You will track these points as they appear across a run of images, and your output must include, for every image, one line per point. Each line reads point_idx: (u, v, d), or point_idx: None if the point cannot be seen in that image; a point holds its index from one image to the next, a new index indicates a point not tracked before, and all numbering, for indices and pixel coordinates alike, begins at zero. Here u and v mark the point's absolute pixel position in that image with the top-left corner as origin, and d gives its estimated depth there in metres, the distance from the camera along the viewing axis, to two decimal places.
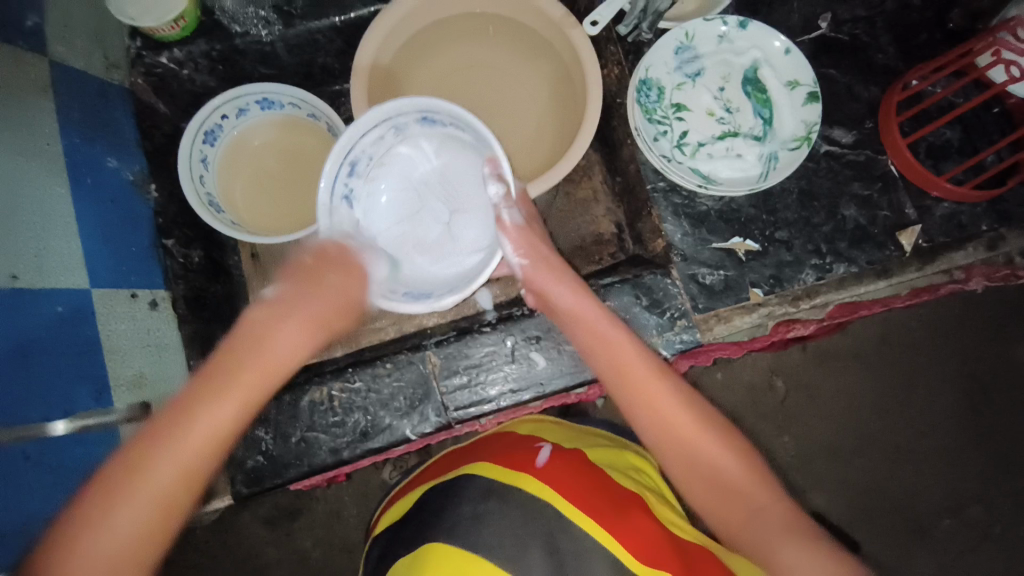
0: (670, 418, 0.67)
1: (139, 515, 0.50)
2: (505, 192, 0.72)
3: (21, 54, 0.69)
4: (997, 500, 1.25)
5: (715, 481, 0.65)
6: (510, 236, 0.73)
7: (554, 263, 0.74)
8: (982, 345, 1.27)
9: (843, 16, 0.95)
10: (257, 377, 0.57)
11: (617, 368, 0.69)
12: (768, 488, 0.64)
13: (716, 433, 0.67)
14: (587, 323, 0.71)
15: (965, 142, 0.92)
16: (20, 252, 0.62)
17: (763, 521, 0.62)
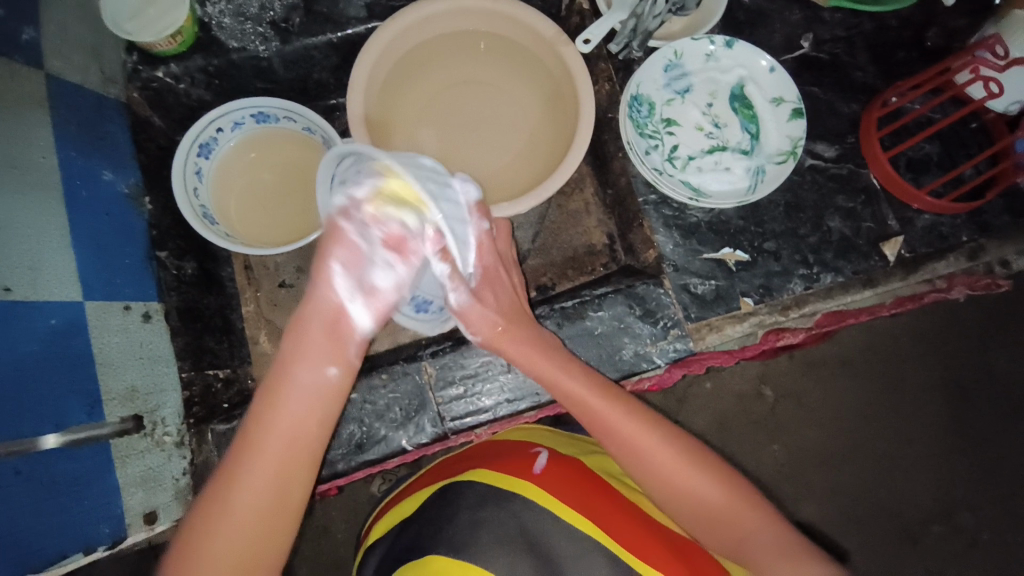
0: (650, 458, 0.68)
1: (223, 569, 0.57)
2: (450, 271, 0.68)
3: (18, 67, 0.70)
4: (983, 506, 1.26)
5: (700, 512, 0.66)
6: (463, 317, 0.72)
7: (513, 321, 0.74)
8: (964, 353, 1.30)
9: (822, 36, 0.99)
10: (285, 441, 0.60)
11: (590, 417, 0.70)
12: (756, 513, 0.66)
13: (699, 465, 0.68)
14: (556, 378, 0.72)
15: (944, 156, 0.95)
16: (14, 264, 0.62)
17: (756, 547, 0.63)
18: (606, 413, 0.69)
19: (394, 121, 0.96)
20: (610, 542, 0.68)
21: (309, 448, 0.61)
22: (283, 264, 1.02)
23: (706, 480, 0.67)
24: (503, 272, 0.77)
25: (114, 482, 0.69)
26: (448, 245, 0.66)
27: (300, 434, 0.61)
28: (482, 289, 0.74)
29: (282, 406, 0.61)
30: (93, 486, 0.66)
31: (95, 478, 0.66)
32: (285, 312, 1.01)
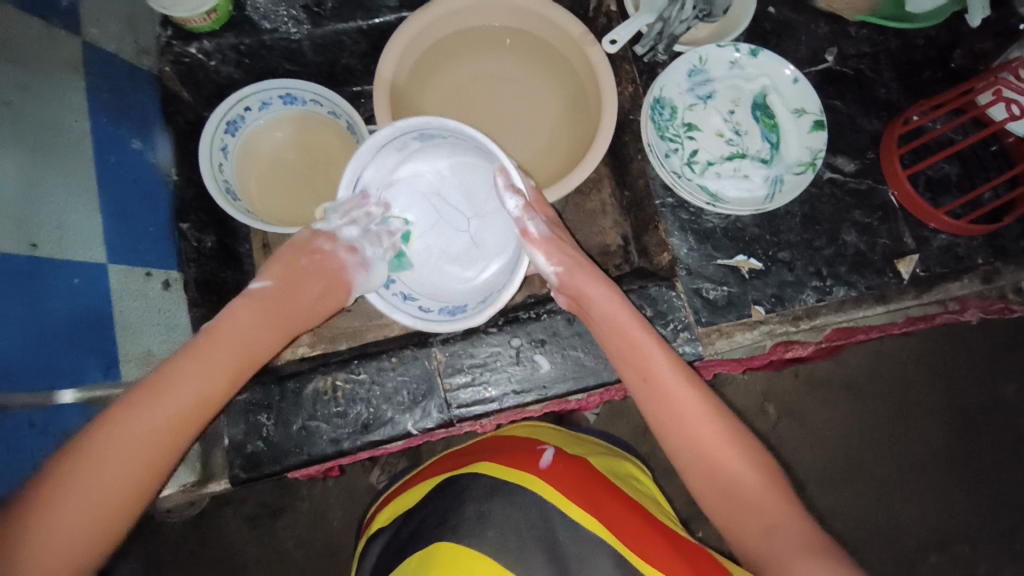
0: (694, 423, 0.67)
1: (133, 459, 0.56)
2: (523, 203, 0.74)
3: (56, 32, 0.72)
4: (981, 536, 1.25)
5: (731, 493, 0.64)
6: (538, 247, 0.74)
7: (586, 265, 0.75)
8: (971, 381, 1.29)
9: (848, 51, 0.99)
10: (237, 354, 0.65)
11: (644, 371, 0.70)
12: (787, 506, 0.62)
13: (741, 445, 0.66)
14: (617, 328, 0.73)
15: (963, 177, 0.95)
16: (41, 222, 0.63)
17: (778, 539, 0.60)
18: (663, 370, 0.70)
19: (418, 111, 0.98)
20: (609, 537, 0.68)
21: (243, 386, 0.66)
22: None
23: (744, 462, 0.65)
24: (560, 226, 0.80)
25: None
26: (512, 180, 0.74)
27: (245, 357, 0.66)
28: (555, 228, 0.77)
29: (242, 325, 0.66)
30: None
31: None
32: None
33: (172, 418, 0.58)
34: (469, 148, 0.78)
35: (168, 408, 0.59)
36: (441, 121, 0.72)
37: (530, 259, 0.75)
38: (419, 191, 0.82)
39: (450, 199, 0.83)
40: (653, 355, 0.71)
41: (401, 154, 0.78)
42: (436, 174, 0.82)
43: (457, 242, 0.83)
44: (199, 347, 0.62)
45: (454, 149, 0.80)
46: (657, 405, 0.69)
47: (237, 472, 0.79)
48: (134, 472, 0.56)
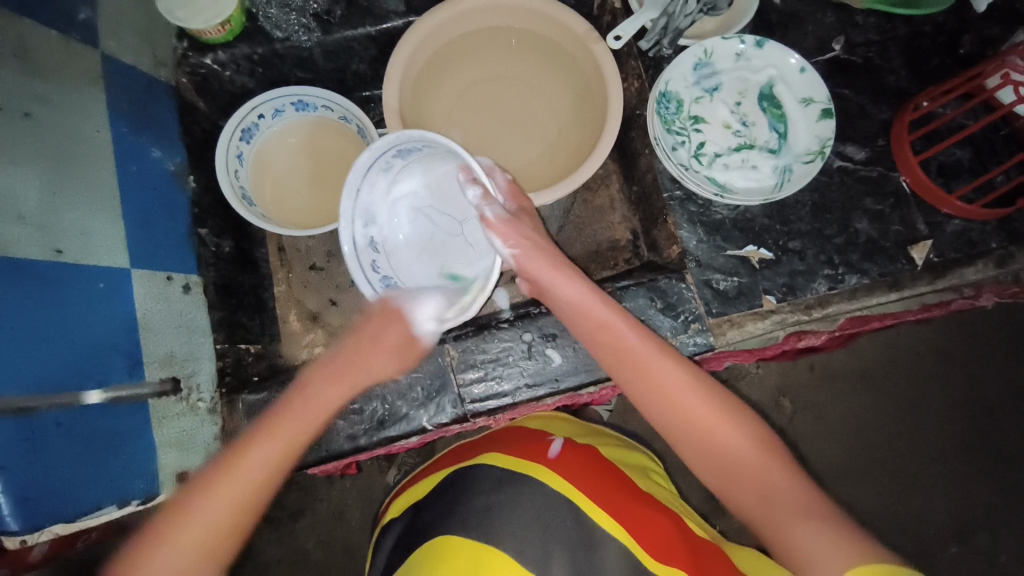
0: (679, 402, 0.67)
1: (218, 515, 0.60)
2: (482, 192, 0.74)
3: (74, 45, 0.74)
4: (1005, 529, 1.23)
5: (722, 461, 0.64)
6: (498, 231, 0.74)
7: (545, 248, 0.75)
8: (990, 371, 1.27)
9: (855, 39, 0.99)
10: (312, 413, 0.68)
11: (619, 354, 0.70)
12: (785, 473, 0.63)
13: (728, 415, 0.67)
14: (591, 315, 0.72)
15: (975, 162, 0.94)
16: (66, 228, 0.66)
17: (779, 508, 0.60)
18: (639, 353, 0.70)
19: (425, 113, 0.99)
20: (618, 530, 0.69)
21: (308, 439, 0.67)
22: (314, 248, 1.05)
23: (735, 433, 0.65)
24: (533, 216, 0.81)
25: (150, 441, 0.72)
26: (471, 173, 0.75)
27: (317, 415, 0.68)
28: (518, 214, 0.78)
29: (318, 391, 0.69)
30: (131, 442, 0.69)
31: (134, 435, 0.70)
32: (314, 293, 1.04)
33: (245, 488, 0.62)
34: (443, 155, 0.81)
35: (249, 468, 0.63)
36: (412, 134, 0.75)
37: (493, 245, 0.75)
38: (414, 206, 0.86)
39: (441, 209, 0.86)
40: (627, 338, 0.71)
41: (388, 173, 0.81)
42: (424, 186, 0.85)
43: (452, 247, 0.86)
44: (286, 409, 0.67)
45: (434, 162, 0.83)
46: (643, 390, 0.69)
47: None
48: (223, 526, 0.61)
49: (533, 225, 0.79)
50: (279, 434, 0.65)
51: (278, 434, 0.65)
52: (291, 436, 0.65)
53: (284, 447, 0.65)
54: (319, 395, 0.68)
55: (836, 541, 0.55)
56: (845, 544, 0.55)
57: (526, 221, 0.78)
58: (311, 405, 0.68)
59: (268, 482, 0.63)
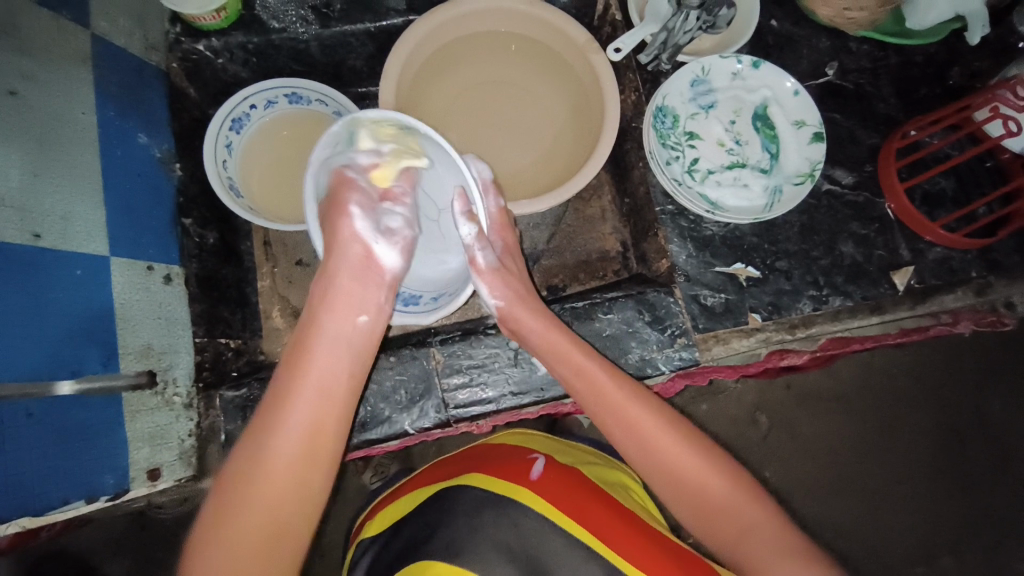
0: (654, 440, 0.68)
1: (259, 521, 0.58)
2: (477, 232, 0.74)
3: (65, 24, 0.72)
4: (970, 551, 1.26)
5: (703, 500, 0.65)
6: (485, 278, 0.76)
7: (526, 298, 0.77)
8: (961, 396, 1.30)
9: (848, 65, 1.00)
10: (318, 392, 0.64)
11: (596, 394, 0.72)
12: (761, 509, 0.64)
13: (704, 454, 0.68)
14: (567, 358, 0.74)
15: (959, 192, 0.96)
16: (46, 212, 0.63)
17: (758, 546, 0.62)
18: (615, 397, 0.71)
19: (421, 113, 0.98)
20: (600, 546, 0.68)
21: (332, 415, 0.64)
22: (301, 243, 1.03)
23: (711, 471, 0.67)
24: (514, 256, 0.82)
25: (124, 436, 0.69)
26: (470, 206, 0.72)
27: (327, 392, 0.64)
28: (504, 258, 0.80)
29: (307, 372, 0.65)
30: (103, 437, 0.67)
31: (106, 430, 0.67)
32: (299, 289, 1.01)
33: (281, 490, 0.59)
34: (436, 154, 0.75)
35: (274, 472, 0.59)
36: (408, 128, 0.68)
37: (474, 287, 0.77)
38: None
39: None
40: (603, 381, 0.72)
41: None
42: None
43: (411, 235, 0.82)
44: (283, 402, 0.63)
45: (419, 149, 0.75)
46: (620, 433, 0.70)
47: None
48: (268, 534, 0.58)
49: (518, 274, 0.80)
50: (301, 399, 0.63)
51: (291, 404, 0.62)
52: (315, 395, 0.64)
53: (305, 435, 0.62)
54: (332, 359, 0.66)
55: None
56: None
57: (512, 271, 0.79)
58: (310, 387, 0.64)
59: (302, 478, 0.61)
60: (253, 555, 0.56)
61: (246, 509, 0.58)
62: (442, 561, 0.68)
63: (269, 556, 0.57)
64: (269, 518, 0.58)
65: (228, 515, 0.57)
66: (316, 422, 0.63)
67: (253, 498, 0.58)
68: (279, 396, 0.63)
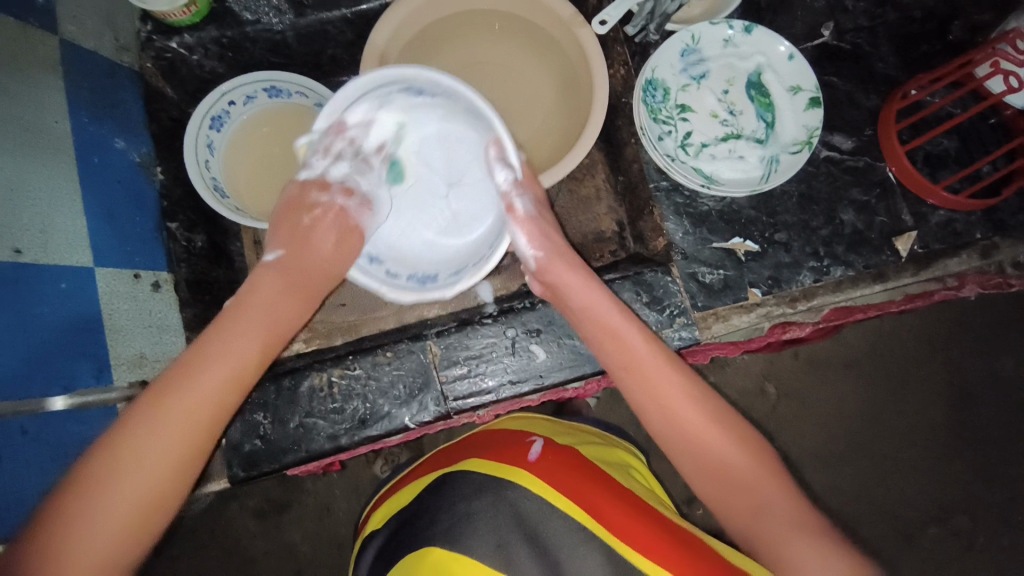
0: (680, 414, 0.67)
1: (170, 444, 0.56)
2: (514, 179, 0.74)
3: (32, 31, 0.70)
4: (982, 509, 1.26)
5: (722, 476, 0.64)
6: (521, 227, 0.74)
7: (565, 252, 0.76)
8: (971, 356, 1.28)
9: (846, 25, 0.96)
10: (264, 327, 0.65)
11: (630, 365, 0.70)
12: (777, 486, 0.63)
13: (725, 429, 0.67)
14: (604, 318, 0.72)
15: (962, 152, 0.93)
16: (25, 227, 0.62)
17: (771, 518, 0.61)
18: (645, 361, 0.70)
19: None
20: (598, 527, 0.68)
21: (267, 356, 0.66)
22: None
23: (731, 447, 0.66)
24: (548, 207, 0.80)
25: None
26: (504, 152, 0.73)
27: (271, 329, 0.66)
28: (540, 207, 0.77)
29: (261, 305, 0.66)
30: None
31: (102, 442, 0.68)
32: None
33: (202, 414, 0.58)
34: (462, 115, 0.77)
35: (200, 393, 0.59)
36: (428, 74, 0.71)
37: (511, 237, 0.75)
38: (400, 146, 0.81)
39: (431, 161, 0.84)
40: (634, 346, 0.71)
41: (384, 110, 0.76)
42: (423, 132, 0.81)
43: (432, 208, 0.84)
44: (230, 324, 0.63)
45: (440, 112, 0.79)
46: (643, 397, 0.69)
47: (236, 471, 0.78)
48: (177, 457, 0.57)
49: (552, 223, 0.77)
50: (191, 402, 0.58)
51: (172, 407, 0.57)
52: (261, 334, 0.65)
53: (238, 367, 0.62)
54: (232, 354, 0.61)
55: (824, 554, 0.56)
56: (835, 558, 0.56)
57: (547, 220, 0.77)
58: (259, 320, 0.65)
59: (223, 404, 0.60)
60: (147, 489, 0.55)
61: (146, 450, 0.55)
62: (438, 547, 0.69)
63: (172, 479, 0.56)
64: (179, 440, 0.57)
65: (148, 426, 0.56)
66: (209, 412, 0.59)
67: (119, 491, 0.53)
68: (228, 322, 0.63)
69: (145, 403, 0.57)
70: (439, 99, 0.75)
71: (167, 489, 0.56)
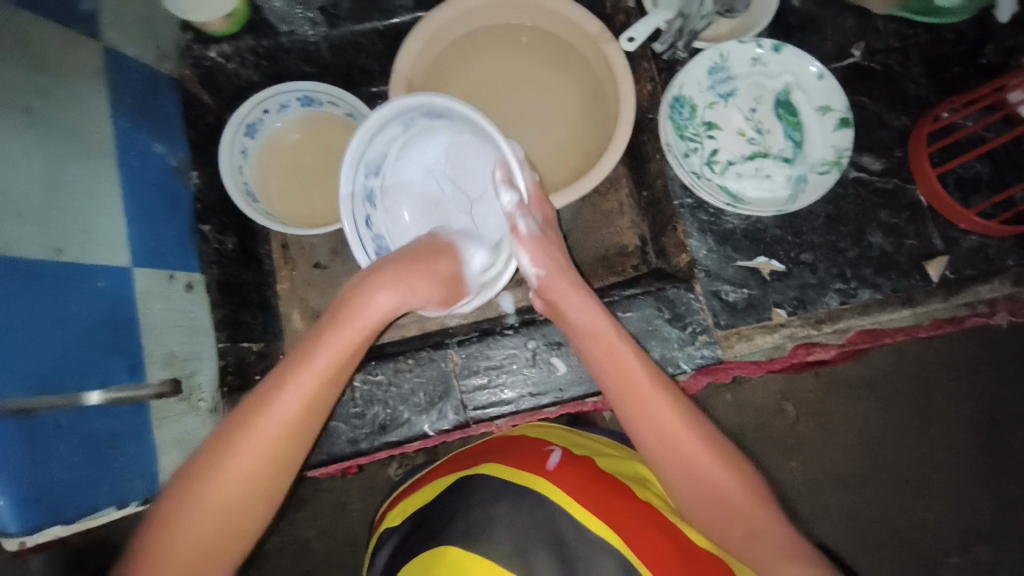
0: (677, 437, 0.67)
1: (250, 464, 0.56)
2: (518, 200, 0.74)
3: (76, 37, 0.73)
4: (1007, 541, 1.22)
5: (718, 501, 0.65)
6: (526, 246, 0.75)
7: (569, 271, 0.76)
8: (998, 383, 1.25)
9: (875, 45, 0.96)
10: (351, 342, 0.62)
11: (625, 385, 0.69)
12: (771, 515, 0.64)
13: (722, 454, 0.67)
14: (605, 341, 0.72)
15: (995, 176, 0.92)
16: (67, 227, 0.64)
17: (763, 548, 0.61)
18: (646, 385, 0.69)
19: None
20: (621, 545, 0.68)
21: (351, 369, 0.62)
22: (318, 247, 1.05)
23: (727, 474, 0.66)
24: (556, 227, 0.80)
25: (150, 444, 0.71)
26: (512, 175, 0.74)
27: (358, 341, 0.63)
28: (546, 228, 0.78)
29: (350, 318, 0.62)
30: (128, 445, 0.68)
31: (133, 437, 0.69)
32: (317, 292, 1.04)
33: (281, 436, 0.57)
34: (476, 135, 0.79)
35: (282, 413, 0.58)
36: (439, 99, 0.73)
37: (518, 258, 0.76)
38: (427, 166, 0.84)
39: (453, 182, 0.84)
40: (632, 364, 0.70)
41: (406, 131, 0.79)
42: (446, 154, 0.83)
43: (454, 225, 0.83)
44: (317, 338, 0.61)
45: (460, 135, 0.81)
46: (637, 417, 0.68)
47: None
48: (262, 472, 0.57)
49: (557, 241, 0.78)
50: (273, 424, 0.57)
51: (254, 431, 0.57)
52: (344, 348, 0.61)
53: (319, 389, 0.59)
54: (315, 371, 0.59)
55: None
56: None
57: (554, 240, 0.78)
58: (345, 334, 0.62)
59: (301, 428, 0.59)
60: (233, 503, 0.56)
61: (232, 468, 0.56)
62: (460, 547, 0.68)
63: (255, 495, 0.57)
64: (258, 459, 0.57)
65: (237, 442, 0.56)
66: (297, 424, 0.58)
67: (209, 503, 0.55)
68: (316, 337, 0.61)
69: (239, 420, 0.57)
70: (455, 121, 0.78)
71: (247, 504, 0.57)
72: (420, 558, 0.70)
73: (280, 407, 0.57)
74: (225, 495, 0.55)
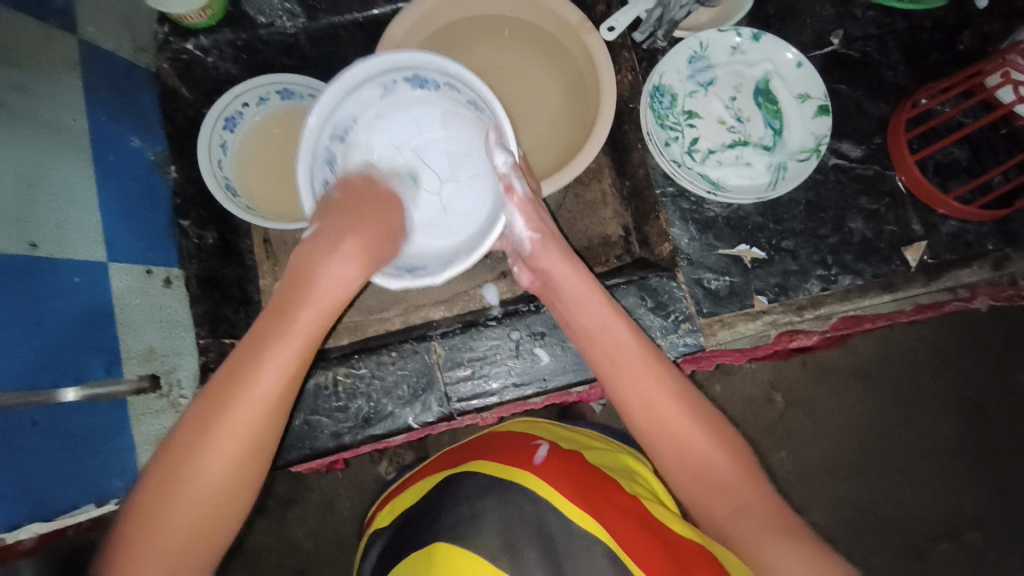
0: (660, 408, 0.67)
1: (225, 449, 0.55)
2: (512, 162, 0.73)
3: (52, 32, 0.72)
4: (993, 524, 1.24)
5: (702, 474, 0.64)
6: (520, 210, 0.74)
7: (559, 242, 0.76)
8: (983, 369, 1.26)
9: (854, 33, 0.96)
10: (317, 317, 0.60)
11: (608, 358, 0.70)
12: (757, 486, 0.64)
13: (706, 425, 0.67)
14: (592, 311, 0.72)
15: (973, 162, 0.93)
16: (43, 222, 0.64)
17: (748, 520, 0.61)
18: (625, 352, 0.70)
19: None
20: (605, 535, 0.68)
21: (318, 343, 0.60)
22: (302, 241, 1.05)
23: (711, 444, 0.65)
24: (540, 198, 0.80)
25: (130, 439, 0.71)
26: (505, 138, 0.73)
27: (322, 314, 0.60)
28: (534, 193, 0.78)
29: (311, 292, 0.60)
30: (107, 441, 0.69)
31: (111, 433, 0.69)
32: None
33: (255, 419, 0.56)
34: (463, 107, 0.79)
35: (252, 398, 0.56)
36: (425, 58, 0.72)
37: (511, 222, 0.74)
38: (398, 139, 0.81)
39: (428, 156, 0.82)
40: (617, 334, 0.71)
41: (385, 97, 0.76)
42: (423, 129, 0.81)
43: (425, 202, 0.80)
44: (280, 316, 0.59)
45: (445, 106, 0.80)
46: (622, 387, 0.69)
47: None
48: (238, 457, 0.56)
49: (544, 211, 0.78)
50: (245, 409, 0.55)
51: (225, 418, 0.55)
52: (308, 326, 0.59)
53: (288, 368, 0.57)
54: (282, 352, 0.57)
55: (801, 552, 0.57)
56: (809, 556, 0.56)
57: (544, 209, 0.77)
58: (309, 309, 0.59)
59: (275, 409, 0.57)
60: (217, 488, 0.55)
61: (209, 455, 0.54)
62: (447, 543, 0.68)
63: (238, 476, 0.56)
64: (237, 445, 0.55)
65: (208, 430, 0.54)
66: (264, 419, 0.57)
67: (190, 492, 0.54)
68: (278, 315, 0.59)
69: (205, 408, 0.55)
70: (441, 89, 0.77)
71: (232, 487, 0.56)
72: (410, 558, 0.70)
73: (252, 390, 0.56)
74: (209, 481, 0.54)
